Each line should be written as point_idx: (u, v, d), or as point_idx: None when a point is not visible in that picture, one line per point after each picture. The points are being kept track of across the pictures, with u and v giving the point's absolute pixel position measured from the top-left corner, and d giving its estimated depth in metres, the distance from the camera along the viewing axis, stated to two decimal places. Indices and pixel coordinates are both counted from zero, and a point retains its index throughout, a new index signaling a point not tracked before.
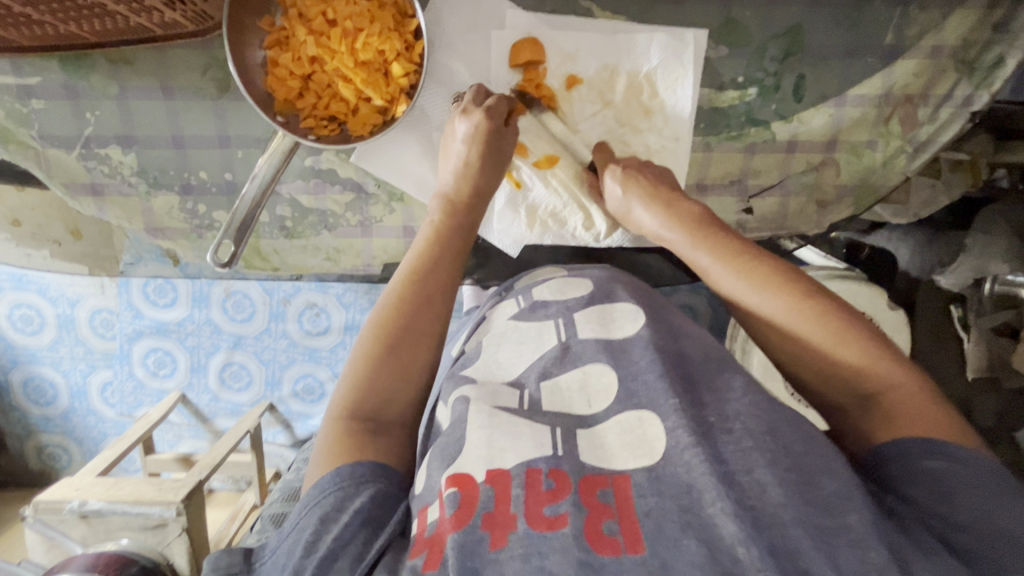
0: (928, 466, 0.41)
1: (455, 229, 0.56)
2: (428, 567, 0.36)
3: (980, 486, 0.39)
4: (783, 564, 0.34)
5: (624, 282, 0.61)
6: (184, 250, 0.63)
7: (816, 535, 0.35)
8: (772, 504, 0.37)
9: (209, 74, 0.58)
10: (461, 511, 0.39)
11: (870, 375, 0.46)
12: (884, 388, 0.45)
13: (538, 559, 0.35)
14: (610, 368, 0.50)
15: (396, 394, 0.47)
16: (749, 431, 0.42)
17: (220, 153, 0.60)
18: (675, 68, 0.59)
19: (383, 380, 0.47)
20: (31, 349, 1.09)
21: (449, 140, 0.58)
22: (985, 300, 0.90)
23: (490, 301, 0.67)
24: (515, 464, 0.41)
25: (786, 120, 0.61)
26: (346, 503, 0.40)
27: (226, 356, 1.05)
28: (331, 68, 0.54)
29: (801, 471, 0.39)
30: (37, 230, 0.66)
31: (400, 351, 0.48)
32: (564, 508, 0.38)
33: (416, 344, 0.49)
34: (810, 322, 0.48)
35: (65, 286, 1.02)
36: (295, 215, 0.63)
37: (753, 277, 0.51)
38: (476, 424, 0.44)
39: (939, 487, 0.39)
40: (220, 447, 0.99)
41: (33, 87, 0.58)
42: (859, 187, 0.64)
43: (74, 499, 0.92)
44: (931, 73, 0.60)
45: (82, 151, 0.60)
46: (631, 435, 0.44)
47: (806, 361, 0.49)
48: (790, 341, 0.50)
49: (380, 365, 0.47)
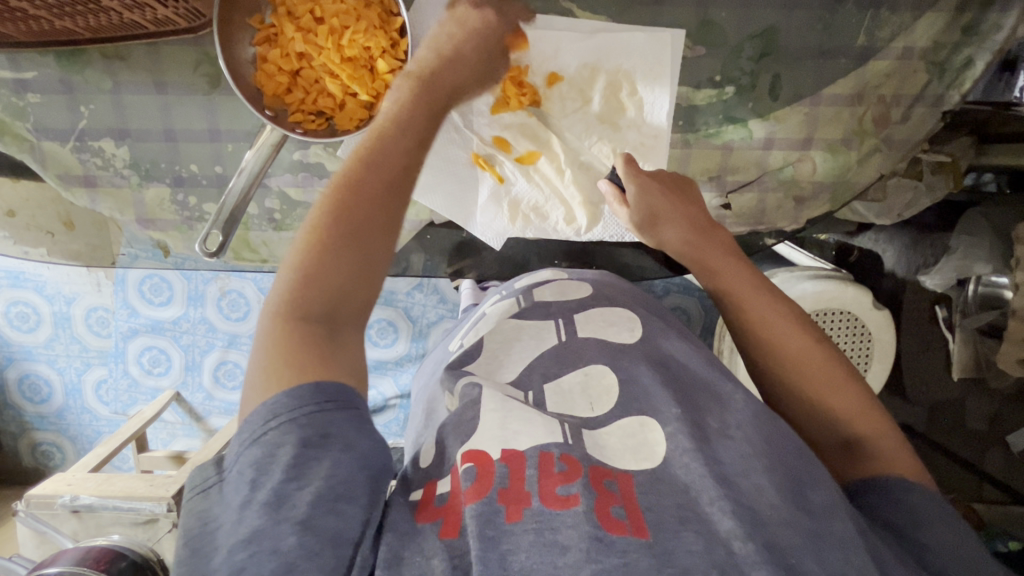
0: (906, 499, 0.44)
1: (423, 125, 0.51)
2: (445, 533, 0.38)
3: (947, 520, 0.43)
4: (780, 562, 0.35)
5: (624, 289, 0.63)
6: (173, 241, 0.65)
7: (808, 537, 0.37)
8: (764, 504, 0.39)
9: (200, 71, 0.59)
10: (479, 484, 0.39)
11: (858, 408, 0.50)
12: (868, 422, 0.49)
13: (551, 532, 0.36)
14: (609, 370, 0.51)
15: (352, 293, 0.42)
16: (749, 439, 0.43)
17: (210, 147, 0.62)
18: (653, 67, 0.60)
19: (337, 272, 0.41)
20: (26, 347, 1.10)
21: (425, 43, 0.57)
22: (970, 301, 0.89)
23: (494, 299, 0.67)
24: (529, 447, 0.42)
25: (763, 119, 0.63)
26: (330, 429, 0.37)
27: (220, 355, 1.06)
28: (318, 64, 0.56)
29: (794, 481, 0.41)
30: (30, 220, 0.67)
31: (355, 246, 0.42)
32: (577, 489, 0.38)
33: (377, 237, 0.43)
34: (815, 353, 0.52)
35: (61, 284, 1.04)
36: (284, 207, 0.65)
37: (763, 305, 0.55)
38: (488, 406, 0.46)
39: (913, 515, 0.43)
40: (213, 444, 1.00)
41: (29, 81, 0.60)
42: (835, 184, 0.65)
43: (66, 494, 0.92)
44: (902, 73, 0.62)
45: (76, 144, 0.61)
46: (633, 438, 0.45)
47: (799, 384, 0.52)
48: (787, 363, 0.53)
49: (332, 255, 0.41)
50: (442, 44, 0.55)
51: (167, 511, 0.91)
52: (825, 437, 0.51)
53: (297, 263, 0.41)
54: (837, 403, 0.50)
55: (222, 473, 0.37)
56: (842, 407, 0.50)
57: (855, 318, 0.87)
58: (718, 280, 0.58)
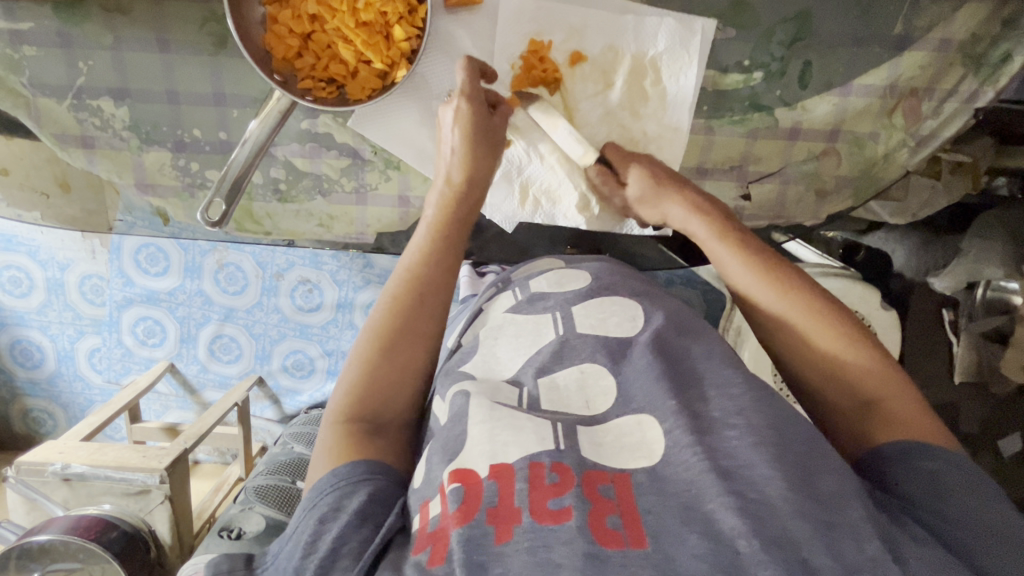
0: (923, 467, 0.44)
1: (455, 225, 0.57)
2: (432, 562, 0.37)
3: (964, 485, 0.43)
4: (786, 556, 0.34)
5: (626, 275, 0.62)
6: (174, 208, 0.63)
7: (819, 528, 0.36)
8: (771, 497, 0.37)
9: (206, 29, 0.57)
10: (465, 507, 0.39)
11: (868, 372, 0.51)
12: (880, 379, 0.50)
13: (545, 551, 0.35)
14: (607, 372, 0.50)
15: (395, 395, 0.51)
16: (751, 427, 0.42)
17: (214, 111, 0.59)
18: (681, 56, 0.59)
19: (377, 384, 0.50)
20: (19, 312, 1.07)
21: (439, 132, 0.58)
22: (976, 306, 0.89)
23: (487, 293, 0.66)
24: (518, 459, 0.41)
25: (790, 107, 0.61)
26: (343, 502, 0.42)
27: (217, 329, 1.05)
28: (331, 29, 0.54)
29: (800, 469, 0.39)
30: (25, 179, 0.63)
31: (395, 353, 0.51)
32: (569, 502, 0.38)
33: (414, 344, 0.52)
34: (826, 317, 0.53)
35: (55, 250, 1.01)
36: (290, 177, 0.62)
37: (772, 275, 0.55)
38: (477, 419, 0.44)
39: (936, 485, 0.43)
40: (208, 417, 0.98)
41: (25, 33, 0.57)
42: (858, 179, 0.63)
43: (57, 461, 0.90)
44: (937, 67, 0.59)
45: (74, 102, 0.59)
46: (631, 436, 0.44)
47: (814, 349, 0.53)
48: (797, 332, 0.54)
49: (375, 363, 0.50)
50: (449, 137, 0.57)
51: (161, 483, 0.89)
52: (842, 397, 0.51)
53: (352, 374, 0.50)
54: (850, 360, 0.51)
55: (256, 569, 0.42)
56: (855, 363, 0.51)
57: (862, 319, 0.86)
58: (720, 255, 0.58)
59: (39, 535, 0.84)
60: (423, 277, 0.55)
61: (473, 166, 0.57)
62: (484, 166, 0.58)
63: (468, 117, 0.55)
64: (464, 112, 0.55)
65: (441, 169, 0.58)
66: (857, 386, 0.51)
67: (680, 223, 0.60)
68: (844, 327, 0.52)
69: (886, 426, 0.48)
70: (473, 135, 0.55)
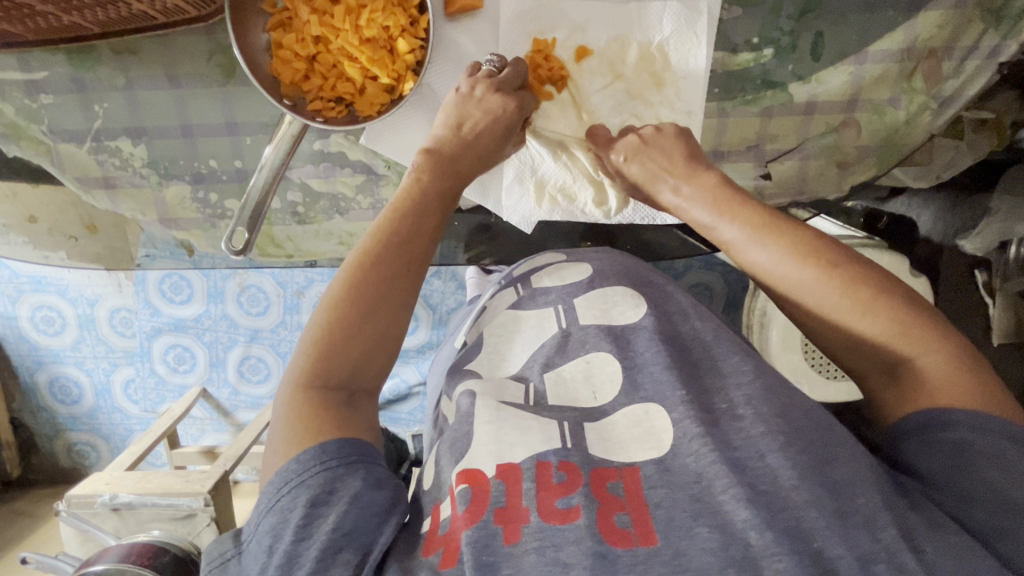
0: (945, 436, 0.42)
1: (438, 189, 0.53)
2: (445, 564, 0.37)
3: (1000, 454, 0.40)
4: (799, 546, 0.35)
5: (628, 265, 0.61)
6: (198, 239, 0.64)
7: (834, 517, 0.36)
8: (783, 485, 0.38)
9: (213, 61, 0.57)
10: (473, 507, 0.39)
11: (892, 331, 0.45)
12: (907, 340, 0.45)
13: (553, 551, 0.36)
14: (613, 357, 0.51)
15: (370, 362, 0.46)
16: (759, 415, 0.42)
17: (228, 140, 0.60)
18: (687, 37, 0.58)
19: (350, 351, 0.45)
20: (54, 350, 1.11)
21: (464, 102, 0.56)
22: (1009, 265, 0.86)
23: (493, 290, 0.66)
24: (524, 458, 0.41)
25: (803, 81, 0.59)
26: (335, 485, 0.39)
27: (244, 350, 1.06)
28: (336, 48, 0.54)
29: (813, 455, 0.40)
30: (52, 225, 0.65)
31: (375, 318, 0.46)
32: (577, 500, 0.38)
33: (391, 314, 0.47)
34: (827, 288, 0.47)
35: (83, 287, 1.03)
36: (307, 200, 0.63)
37: (778, 243, 0.49)
38: (483, 419, 0.45)
39: (957, 457, 0.41)
40: (243, 438, 1.00)
41: (41, 82, 0.58)
42: (882, 148, 0.62)
43: (105, 492, 0.92)
44: (954, 25, 0.57)
45: (93, 145, 0.60)
46: (640, 427, 0.45)
47: (834, 326, 0.48)
48: (798, 307, 0.49)
49: (349, 325, 0.45)
50: (475, 115, 0.55)
51: (205, 505, 0.91)
52: (867, 364, 0.48)
53: (314, 337, 0.44)
54: (861, 327, 0.46)
55: (241, 546, 0.40)
56: (868, 329, 0.46)
57: None
58: (726, 216, 0.52)
59: (95, 565, 0.82)
60: (392, 236, 0.49)
61: (483, 147, 0.56)
62: (488, 152, 0.57)
63: (496, 111, 0.55)
64: (494, 107, 0.55)
65: (438, 134, 0.55)
66: (884, 348, 0.46)
67: (674, 203, 0.56)
68: (874, 283, 0.46)
69: (918, 392, 0.45)
70: (500, 131, 0.56)
